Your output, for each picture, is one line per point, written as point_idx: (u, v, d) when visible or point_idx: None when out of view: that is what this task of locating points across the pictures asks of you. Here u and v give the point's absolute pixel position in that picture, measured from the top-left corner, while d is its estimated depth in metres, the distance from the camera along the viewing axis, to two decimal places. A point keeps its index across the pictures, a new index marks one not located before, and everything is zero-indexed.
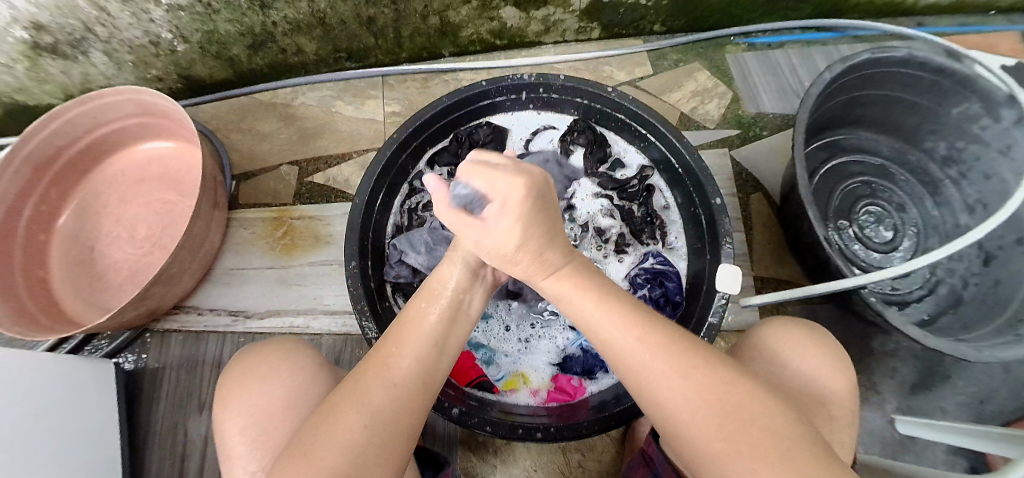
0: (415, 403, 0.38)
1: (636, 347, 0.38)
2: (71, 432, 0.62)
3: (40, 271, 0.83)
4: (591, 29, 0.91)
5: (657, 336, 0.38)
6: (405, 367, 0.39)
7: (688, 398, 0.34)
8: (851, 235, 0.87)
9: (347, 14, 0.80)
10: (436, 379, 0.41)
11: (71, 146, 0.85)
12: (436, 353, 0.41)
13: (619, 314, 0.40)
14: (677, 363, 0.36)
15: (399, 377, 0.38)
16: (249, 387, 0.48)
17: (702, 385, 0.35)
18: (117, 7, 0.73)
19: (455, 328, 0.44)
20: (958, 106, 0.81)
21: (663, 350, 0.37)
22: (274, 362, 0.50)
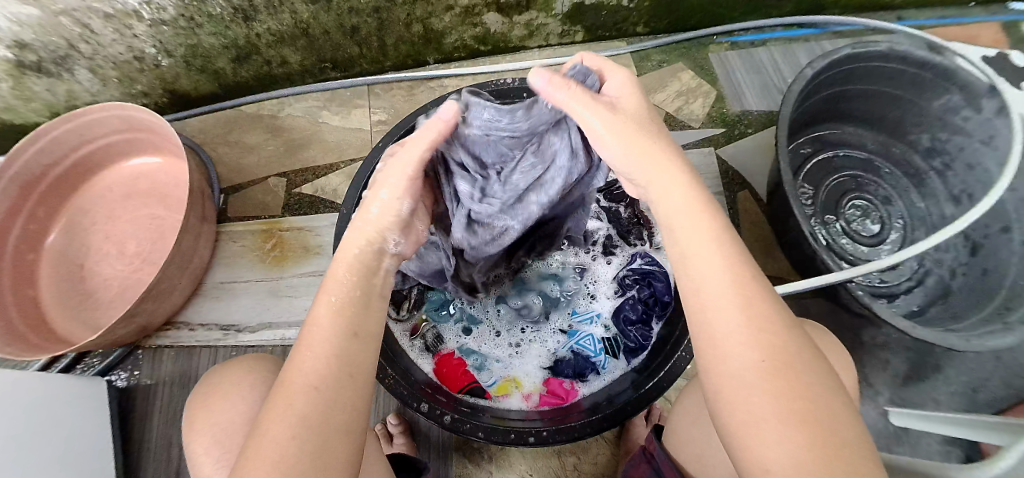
0: (348, 392, 0.35)
1: (725, 284, 0.35)
2: (64, 449, 0.62)
3: (29, 290, 0.82)
4: (574, 32, 0.91)
5: (747, 285, 0.35)
6: (317, 362, 0.35)
7: (761, 353, 0.32)
8: (839, 229, 0.88)
9: (330, 25, 0.80)
10: (365, 359, 0.37)
11: (58, 165, 0.85)
12: (356, 336, 0.37)
13: (720, 253, 0.36)
14: (759, 316, 0.33)
15: (314, 374, 0.34)
16: (230, 400, 0.48)
17: (774, 346, 0.32)
18: (100, 24, 0.74)
19: (375, 300, 0.40)
20: (939, 97, 0.82)
21: (753, 303, 0.34)
22: (251, 377, 0.50)
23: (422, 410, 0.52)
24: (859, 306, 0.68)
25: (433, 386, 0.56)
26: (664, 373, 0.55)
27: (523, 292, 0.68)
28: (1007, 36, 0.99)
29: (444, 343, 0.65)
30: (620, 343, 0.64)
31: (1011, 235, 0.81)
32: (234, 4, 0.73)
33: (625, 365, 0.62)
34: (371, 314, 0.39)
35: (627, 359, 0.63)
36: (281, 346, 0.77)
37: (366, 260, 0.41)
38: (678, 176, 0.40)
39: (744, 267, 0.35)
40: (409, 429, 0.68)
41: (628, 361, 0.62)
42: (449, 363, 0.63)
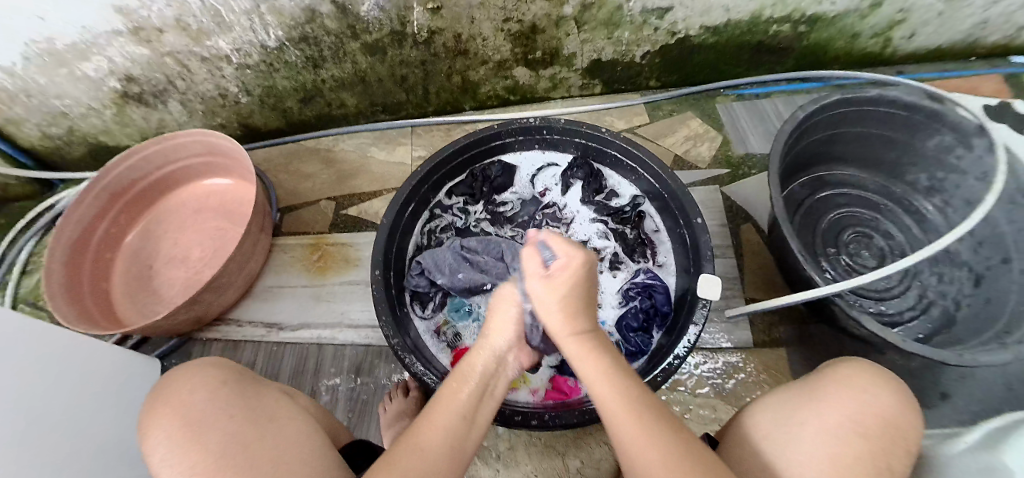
0: (444, 466, 0.40)
1: (616, 407, 0.42)
2: (99, 413, 0.69)
3: (103, 284, 0.95)
4: (593, 86, 1.04)
5: (636, 403, 0.42)
6: (431, 431, 0.42)
7: (660, 454, 0.37)
8: (841, 263, 0.92)
9: (384, 73, 0.95)
10: (465, 443, 0.43)
11: (143, 180, 1.00)
12: (464, 419, 0.44)
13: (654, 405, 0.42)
14: (649, 427, 0.39)
15: (429, 440, 0.41)
16: (192, 390, 0.48)
17: (673, 454, 0.37)
18: (196, 65, 0.90)
19: (485, 402, 0.47)
20: (932, 138, 0.90)
21: (644, 418, 0.40)
22: (209, 377, 0.50)
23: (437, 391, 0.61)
24: (855, 326, 0.73)
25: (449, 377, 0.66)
26: (661, 373, 0.61)
27: None
28: (1012, 87, 1.04)
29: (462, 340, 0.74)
30: (623, 348, 0.72)
31: (1011, 265, 0.85)
32: (307, 54, 0.89)
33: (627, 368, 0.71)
34: (481, 409, 0.47)
35: (628, 362, 0.71)
36: (317, 345, 0.85)
37: (488, 365, 0.49)
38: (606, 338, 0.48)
39: (631, 390, 0.43)
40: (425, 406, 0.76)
41: (630, 364, 0.71)
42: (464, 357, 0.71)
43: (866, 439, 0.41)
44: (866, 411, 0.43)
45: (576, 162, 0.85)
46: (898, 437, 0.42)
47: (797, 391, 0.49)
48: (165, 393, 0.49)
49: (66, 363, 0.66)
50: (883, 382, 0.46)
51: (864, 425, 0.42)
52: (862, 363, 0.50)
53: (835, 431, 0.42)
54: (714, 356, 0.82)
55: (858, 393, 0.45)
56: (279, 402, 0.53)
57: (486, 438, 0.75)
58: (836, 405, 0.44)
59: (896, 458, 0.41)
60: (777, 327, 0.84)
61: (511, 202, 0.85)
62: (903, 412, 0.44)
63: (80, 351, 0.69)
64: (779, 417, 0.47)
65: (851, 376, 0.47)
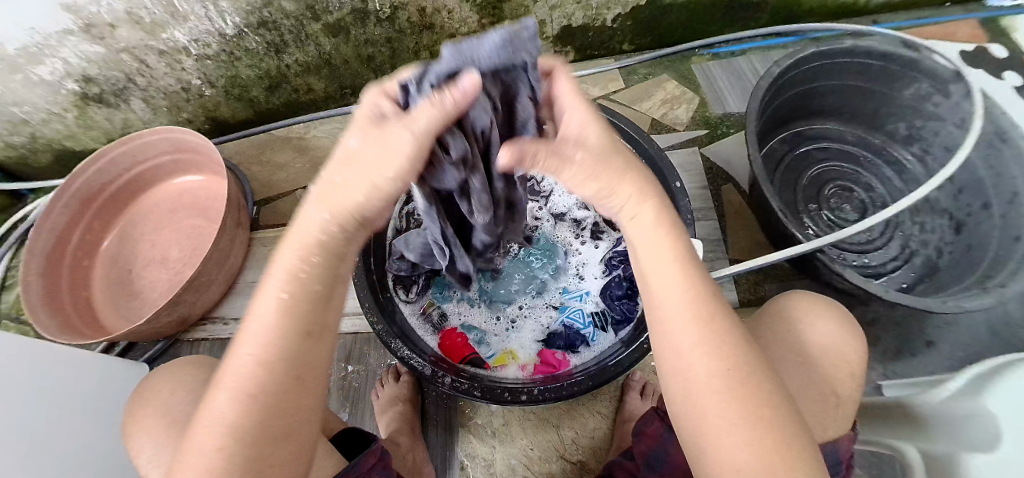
0: (290, 398, 0.37)
1: (687, 303, 0.40)
2: (93, 423, 0.69)
3: (84, 292, 0.93)
4: (565, 53, 1.01)
5: (708, 304, 0.40)
6: (250, 362, 0.36)
7: (724, 361, 0.38)
8: (822, 218, 0.92)
9: (350, 55, 0.92)
10: (314, 359, 0.38)
11: (113, 183, 0.97)
12: (309, 336, 0.38)
13: (697, 307, 0.39)
14: (717, 333, 0.38)
15: (248, 379, 0.36)
16: (175, 392, 0.50)
17: (741, 364, 0.38)
18: (154, 59, 0.86)
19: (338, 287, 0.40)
20: (909, 87, 0.89)
21: (716, 325, 0.39)
22: (190, 378, 0.51)
23: (427, 374, 0.61)
24: (838, 280, 0.73)
25: (437, 357, 0.65)
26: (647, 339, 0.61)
27: (518, 271, 0.76)
28: (986, 30, 1.03)
29: (448, 321, 0.74)
30: (608, 317, 0.72)
31: (990, 212, 0.84)
32: (268, 40, 0.86)
33: (613, 337, 0.70)
34: (329, 312, 0.39)
35: (615, 332, 0.70)
36: None
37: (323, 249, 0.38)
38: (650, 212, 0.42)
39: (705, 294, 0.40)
40: (415, 382, 0.76)
41: (616, 333, 0.70)
42: (452, 337, 0.70)
43: (809, 369, 0.47)
44: (832, 348, 0.48)
45: None
46: (838, 364, 0.47)
47: (748, 329, 0.52)
48: (153, 395, 0.51)
49: (59, 380, 0.65)
50: (819, 310, 0.50)
51: (807, 356, 0.47)
52: (802, 294, 0.53)
53: (788, 367, 0.47)
54: None
55: (798, 326, 0.49)
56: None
57: (479, 415, 0.76)
58: (782, 343, 0.48)
59: (842, 382, 0.47)
60: (762, 285, 0.85)
61: None
62: (844, 337, 0.48)
63: (68, 359, 0.69)
64: (777, 334, 0.49)
65: (792, 309, 0.50)
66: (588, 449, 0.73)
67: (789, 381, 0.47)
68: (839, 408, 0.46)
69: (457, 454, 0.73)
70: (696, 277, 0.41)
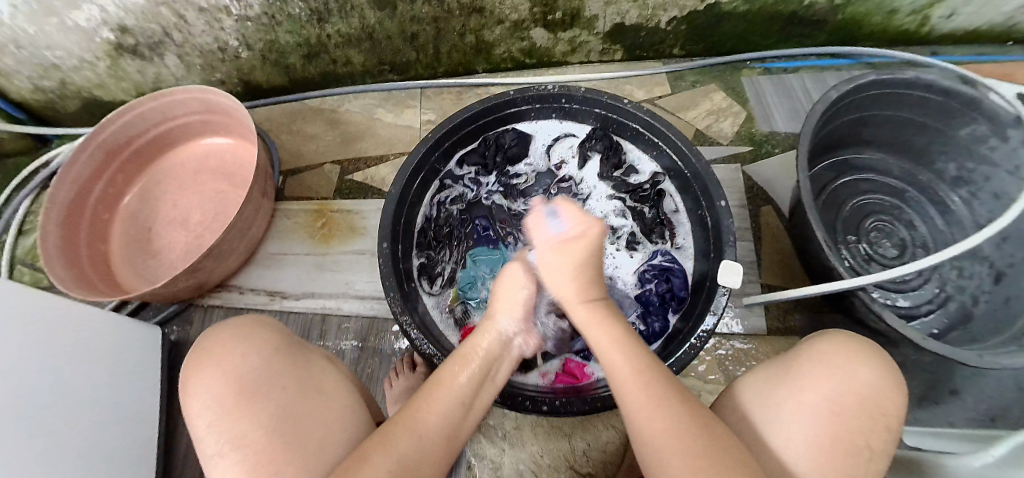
0: (438, 454, 0.41)
1: (626, 370, 0.44)
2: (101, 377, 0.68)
3: (102, 247, 0.92)
4: (614, 51, 0.98)
5: (643, 365, 0.44)
6: (430, 413, 0.42)
7: (664, 421, 0.39)
8: (860, 251, 0.90)
9: (393, 30, 0.90)
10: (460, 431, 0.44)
11: (139, 139, 0.96)
12: (463, 405, 0.45)
13: (632, 362, 0.44)
14: (652, 392, 0.41)
15: (428, 425, 0.42)
16: (236, 354, 0.45)
17: (681, 422, 0.38)
18: (193, 16, 0.84)
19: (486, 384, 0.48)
20: (965, 127, 0.85)
21: (651, 389, 0.42)
22: (259, 342, 0.47)
23: None
24: (873, 319, 0.71)
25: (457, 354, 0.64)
26: (677, 361, 0.60)
27: None
28: None
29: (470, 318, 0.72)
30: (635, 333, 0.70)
31: None
32: (311, 7, 0.83)
33: None
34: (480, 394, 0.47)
35: (641, 347, 0.70)
36: (321, 315, 0.84)
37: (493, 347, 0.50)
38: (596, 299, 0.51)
39: (642, 361, 0.44)
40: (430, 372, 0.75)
41: None
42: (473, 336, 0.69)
43: (839, 418, 0.42)
44: (868, 393, 0.43)
45: (595, 133, 0.80)
46: (875, 415, 0.42)
47: (773, 368, 0.48)
48: (211, 350, 0.46)
49: (65, 333, 0.65)
50: (860, 356, 0.45)
51: (840, 405, 0.43)
52: (844, 336, 0.49)
53: (811, 411, 0.43)
54: (726, 342, 0.81)
55: (833, 371, 0.44)
56: (326, 371, 0.49)
57: (491, 417, 0.74)
58: (811, 386, 0.44)
59: (875, 435, 0.42)
60: (791, 314, 0.83)
61: (524, 174, 0.83)
62: (883, 387, 0.44)
63: (74, 311, 0.68)
64: (781, 375, 0.47)
65: (829, 353, 0.46)
66: (598, 464, 0.71)
67: (809, 426, 0.42)
68: (870, 463, 0.41)
69: (464, 453, 0.72)
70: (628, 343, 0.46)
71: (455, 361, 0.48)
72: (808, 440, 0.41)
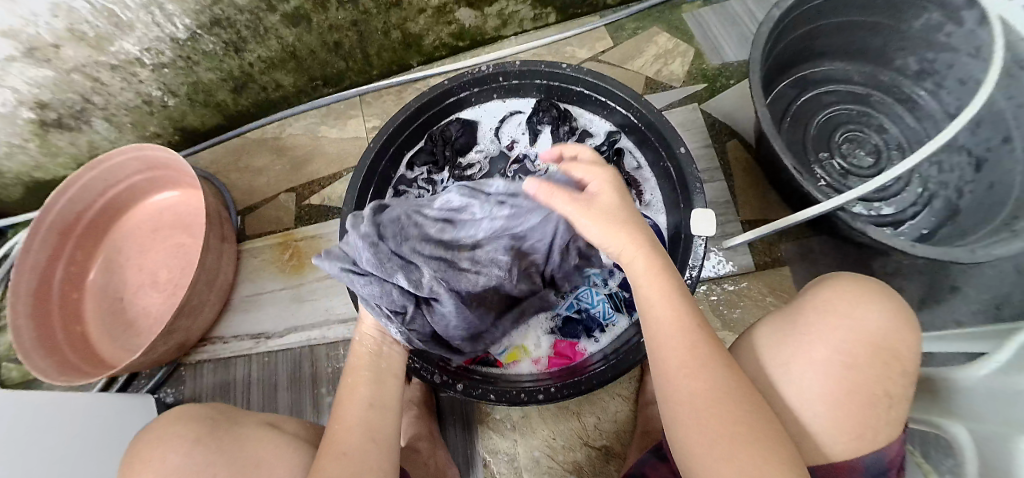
0: (372, 454, 0.41)
1: (666, 326, 0.41)
2: (106, 459, 0.67)
3: (77, 327, 0.89)
4: (547, 14, 0.94)
5: (692, 334, 0.40)
6: (347, 429, 0.43)
7: (703, 381, 0.37)
8: (834, 166, 0.88)
9: (315, 44, 0.85)
10: (384, 426, 0.44)
11: (88, 210, 0.92)
12: (373, 406, 0.45)
13: (675, 317, 0.41)
14: (707, 361, 0.38)
15: (347, 441, 0.42)
16: (157, 453, 0.44)
17: (720, 383, 0.37)
18: (108, 75, 0.80)
19: (387, 379, 0.49)
20: (918, 18, 0.82)
21: (699, 349, 0.39)
22: (179, 435, 0.46)
23: (437, 382, 0.59)
24: (859, 236, 0.69)
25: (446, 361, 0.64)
26: None
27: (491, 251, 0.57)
28: None
29: None
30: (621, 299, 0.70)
31: (1012, 145, 0.78)
32: (225, 39, 0.79)
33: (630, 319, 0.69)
34: (385, 388, 0.48)
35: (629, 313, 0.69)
36: (309, 348, 0.82)
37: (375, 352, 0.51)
38: (627, 239, 0.44)
39: (692, 321, 0.41)
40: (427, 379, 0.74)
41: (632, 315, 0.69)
42: None
43: (854, 371, 0.40)
44: (873, 337, 0.42)
45: (541, 105, 0.78)
46: (890, 362, 0.41)
47: (777, 325, 0.46)
48: (138, 457, 0.45)
49: (57, 425, 0.62)
50: (865, 297, 0.44)
51: (852, 357, 0.41)
52: (844, 278, 0.47)
53: (823, 366, 0.41)
54: (717, 286, 0.79)
55: (844, 319, 0.43)
56: (262, 437, 0.49)
57: (498, 412, 0.73)
58: (824, 338, 0.42)
59: (892, 381, 0.41)
60: (778, 245, 0.81)
61: (478, 162, 0.79)
62: (896, 327, 0.43)
63: (60, 404, 0.65)
64: (776, 332, 0.45)
65: (835, 300, 0.44)
66: (612, 435, 0.71)
67: (827, 386, 0.40)
68: (887, 411, 0.40)
69: (477, 451, 0.72)
70: (672, 291, 0.43)
71: (348, 377, 0.48)
72: (826, 399, 0.40)
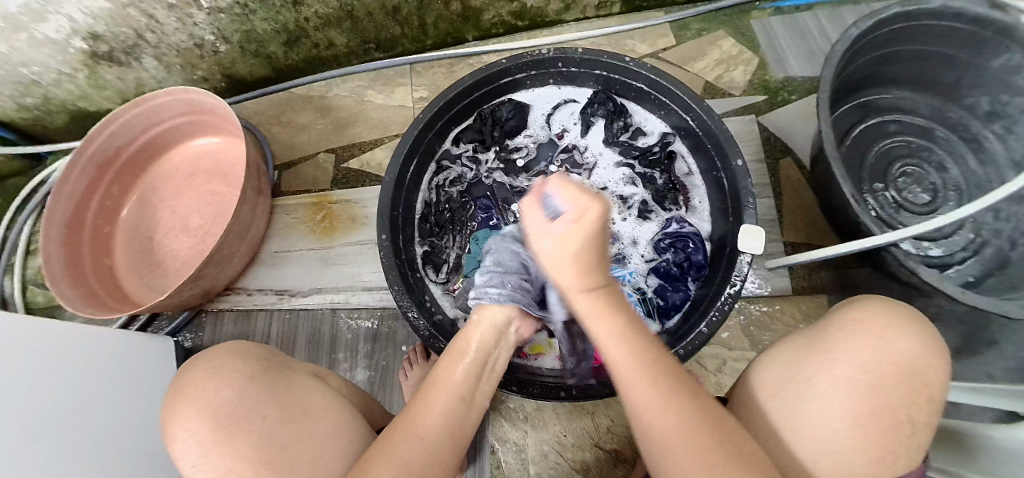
0: (446, 450, 0.40)
1: (624, 365, 0.39)
2: (123, 398, 0.68)
3: (106, 261, 0.91)
4: (611, 4, 0.91)
5: (655, 363, 0.39)
6: (432, 415, 0.41)
7: (677, 416, 0.36)
8: (887, 199, 0.85)
9: (373, 5, 0.84)
10: (465, 423, 0.43)
11: (129, 146, 0.93)
12: (464, 399, 0.43)
13: (611, 344, 0.41)
14: (664, 387, 0.37)
15: (428, 425, 0.40)
16: (208, 384, 0.44)
17: (689, 418, 0.35)
18: (164, 14, 0.79)
19: (484, 376, 0.46)
20: (998, 57, 0.76)
21: (660, 381, 0.38)
22: (233, 372, 0.45)
23: None
24: (905, 273, 0.67)
25: None
26: (707, 325, 0.57)
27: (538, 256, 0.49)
28: None
29: None
30: (654, 306, 0.68)
31: None
32: None
33: (660, 327, 0.67)
34: (481, 387, 0.45)
35: (661, 321, 0.67)
36: (330, 310, 0.82)
37: (486, 339, 0.47)
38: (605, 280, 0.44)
39: (642, 352, 0.40)
40: None
41: (663, 324, 0.67)
42: None
43: (877, 392, 0.39)
44: (904, 363, 0.39)
45: (597, 97, 0.76)
46: (918, 388, 0.39)
47: (807, 339, 0.45)
48: (188, 382, 0.45)
49: (78, 356, 0.64)
50: (898, 321, 0.41)
51: (877, 377, 0.39)
52: (876, 301, 0.45)
53: (845, 385, 0.39)
54: (748, 307, 0.78)
55: (871, 340, 0.41)
56: (310, 389, 0.49)
57: (511, 400, 0.73)
58: (849, 357, 0.40)
59: (919, 408, 0.38)
60: (819, 271, 0.79)
61: (525, 147, 0.78)
62: (926, 353, 0.40)
63: (83, 338, 0.66)
64: (804, 350, 0.44)
65: (864, 319, 0.43)
66: (624, 439, 0.70)
67: (848, 404, 0.39)
68: (910, 436, 0.38)
69: (487, 437, 0.71)
70: (620, 321, 0.42)
71: (449, 354, 0.46)
72: (846, 419, 0.38)
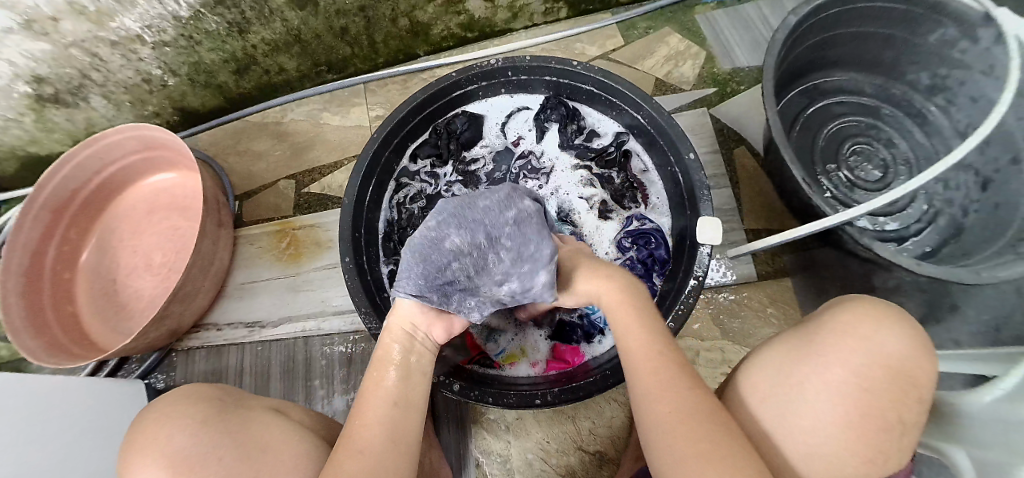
0: (391, 457, 0.40)
1: (640, 353, 0.43)
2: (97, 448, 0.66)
3: (68, 307, 0.88)
4: (558, 9, 0.93)
5: (663, 354, 0.42)
6: (373, 424, 0.42)
7: (669, 403, 0.38)
8: (841, 179, 0.87)
9: (320, 28, 0.84)
10: (405, 428, 0.43)
11: (84, 188, 0.90)
12: (395, 405, 0.44)
13: (640, 336, 0.44)
14: (665, 377, 0.40)
15: (366, 439, 0.41)
16: (162, 431, 0.43)
17: (686, 398, 0.38)
18: (107, 51, 0.78)
19: (412, 376, 0.47)
20: (934, 32, 0.80)
21: (661, 370, 0.41)
22: (186, 416, 0.44)
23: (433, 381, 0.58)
24: (862, 249, 0.69)
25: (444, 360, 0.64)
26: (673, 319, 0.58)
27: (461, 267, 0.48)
28: None
29: None
30: None
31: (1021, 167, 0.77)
32: (228, 19, 0.77)
33: None
34: (411, 388, 0.46)
35: None
36: (303, 338, 0.81)
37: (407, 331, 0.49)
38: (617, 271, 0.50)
39: (649, 340, 0.43)
40: None
41: None
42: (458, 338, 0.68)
43: (868, 395, 0.40)
44: (894, 364, 0.41)
45: (549, 103, 0.77)
46: (907, 387, 0.41)
47: (798, 341, 0.45)
48: (142, 430, 0.44)
49: (49, 408, 0.62)
50: (886, 321, 0.43)
51: (868, 380, 0.41)
52: (867, 300, 0.46)
53: (839, 388, 0.41)
54: (716, 295, 0.79)
55: (863, 342, 0.42)
56: (269, 423, 0.48)
57: (492, 412, 0.73)
58: (843, 360, 0.41)
59: (907, 408, 0.40)
60: (782, 255, 0.81)
61: (482, 157, 0.78)
62: (912, 351, 0.42)
63: (53, 390, 0.64)
64: (797, 351, 0.44)
65: (855, 320, 0.44)
66: (607, 439, 0.71)
67: (840, 407, 0.40)
68: (900, 437, 0.40)
69: (471, 451, 0.71)
70: (631, 314, 0.46)
71: (373, 367, 0.47)
72: (839, 423, 0.40)
